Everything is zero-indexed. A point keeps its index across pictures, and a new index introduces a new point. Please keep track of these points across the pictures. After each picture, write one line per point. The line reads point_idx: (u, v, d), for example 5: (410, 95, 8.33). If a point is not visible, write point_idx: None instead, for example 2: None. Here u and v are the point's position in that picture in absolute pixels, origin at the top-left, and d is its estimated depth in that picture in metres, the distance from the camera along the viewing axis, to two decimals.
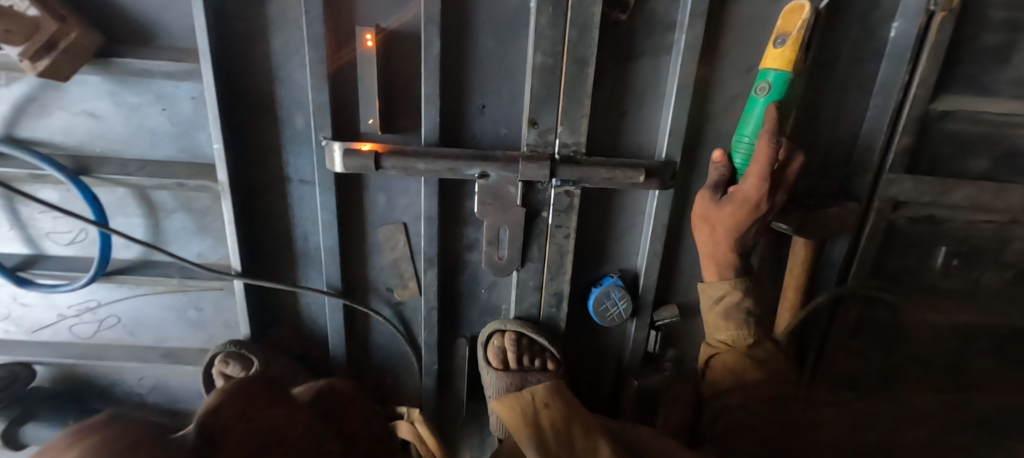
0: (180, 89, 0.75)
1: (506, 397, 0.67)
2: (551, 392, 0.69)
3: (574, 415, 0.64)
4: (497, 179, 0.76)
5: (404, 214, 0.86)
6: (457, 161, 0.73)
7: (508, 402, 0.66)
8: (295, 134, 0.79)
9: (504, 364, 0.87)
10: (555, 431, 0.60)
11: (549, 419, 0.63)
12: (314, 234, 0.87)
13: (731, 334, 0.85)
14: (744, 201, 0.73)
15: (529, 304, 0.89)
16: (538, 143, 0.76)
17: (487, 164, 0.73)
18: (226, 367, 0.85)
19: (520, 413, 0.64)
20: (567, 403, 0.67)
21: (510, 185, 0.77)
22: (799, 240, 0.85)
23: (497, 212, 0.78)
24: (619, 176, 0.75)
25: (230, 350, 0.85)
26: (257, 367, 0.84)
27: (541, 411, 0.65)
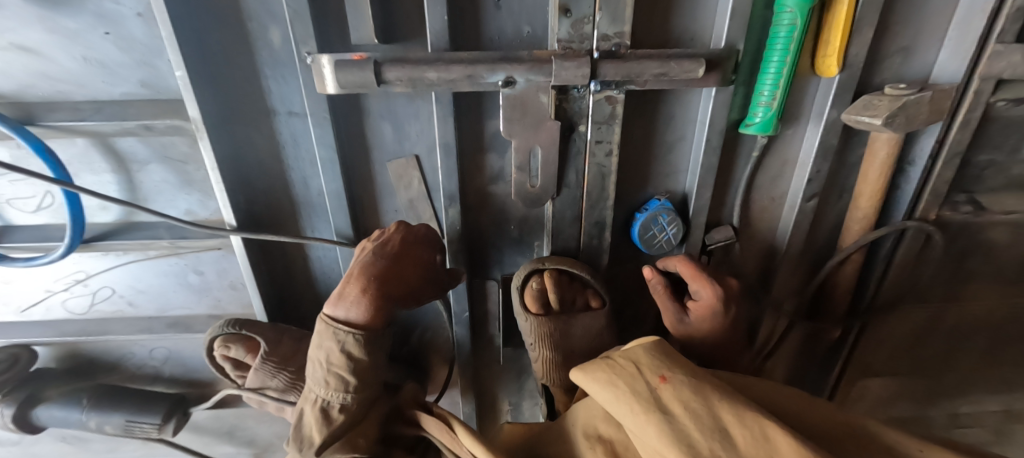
0: (120, 4, 0.60)
1: (601, 374, 0.52)
2: (659, 355, 0.52)
3: (706, 385, 0.48)
4: (525, 87, 0.62)
5: (416, 145, 0.73)
6: (477, 66, 0.59)
7: (609, 381, 0.51)
8: (274, 55, 0.65)
9: (544, 309, 0.78)
10: (693, 414, 0.45)
11: (673, 396, 0.47)
12: (314, 178, 0.75)
13: (704, 318, 0.77)
14: (707, 309, 0.76)
15: (567, 238, 0.79)
16: (571, 39, 0.62)
17: (513, 66, 0.59)
18: (232, 350, 0.79)
19: (633, 395, 0.48)
20: (687, 368, 0.50)
21: (542, 92, 0.62)
22: (882, 137, 0.72)
23: (527, 130, 0.65)
24: (675, 70, 0.61)
25: (229, 331, 0.75)
26: (265, 348, 0.75)
27: (658, 391, 0.48)
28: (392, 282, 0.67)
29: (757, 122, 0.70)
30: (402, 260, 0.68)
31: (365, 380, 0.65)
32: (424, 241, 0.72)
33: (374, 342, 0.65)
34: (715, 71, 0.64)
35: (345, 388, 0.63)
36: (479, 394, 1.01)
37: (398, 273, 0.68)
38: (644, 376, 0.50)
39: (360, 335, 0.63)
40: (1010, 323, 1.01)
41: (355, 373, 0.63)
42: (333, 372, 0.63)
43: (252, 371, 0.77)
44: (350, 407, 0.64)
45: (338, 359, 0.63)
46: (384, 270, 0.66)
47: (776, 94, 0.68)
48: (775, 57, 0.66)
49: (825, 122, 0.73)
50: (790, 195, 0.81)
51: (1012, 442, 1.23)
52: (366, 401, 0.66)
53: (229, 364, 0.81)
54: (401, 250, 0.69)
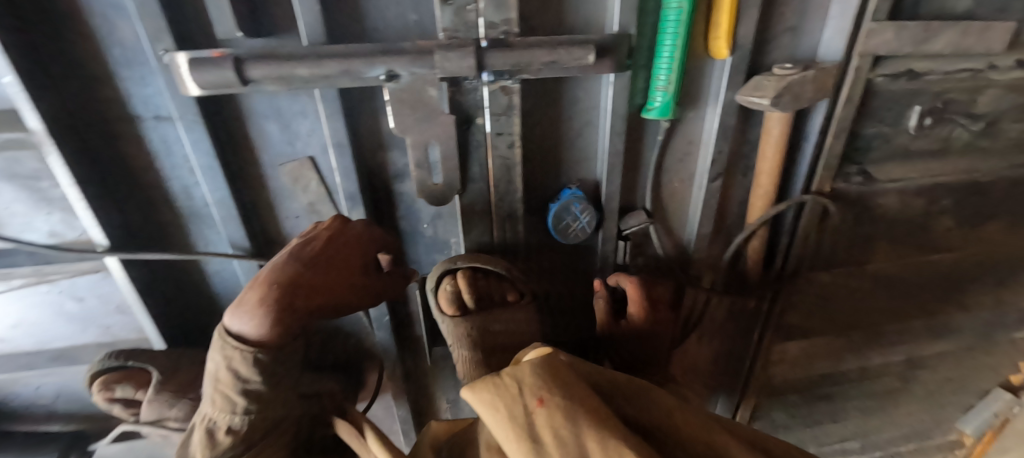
0: None
1: (484, 394, 0.49)
2: (544, 374, 0.49)
3: (581, 409, 0.46)
4: (411, 80, 0.58)
5: (309, 146, 0.69)
6: (353, 61, 0.55)
7: (490, 402, 0.48)
8: (127, 54, 0.58)
9: (459, 309, 0.77)
10: (561, 443, 0.43)
11: (547, 422, 0.45)
12: (198, 187, 0.69)
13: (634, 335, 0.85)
14: (639, 327, 0.84)
15: (480, 232, 0.77)
16: (457, 27, 0.59)
17: (393, 59, 0.56)
18: (119, 388, 0.72)
19: (510, 421, 0.46)
20: (568, 388, 0.48)
21: (430, 86, 0.59)
22: (774, 116, 0.74)
23: (421, 125, 0.62)
24: (565, 57, 0.60)
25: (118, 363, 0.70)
26: (158, 377, 0.70)
27: (533, 416, 0.46)
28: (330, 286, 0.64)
29: (656, 106, 0.70)
30: (347, 265, 0.66)
31: (261, 404, 0.59)
32: (359, 244, 0.67)
33: (271, 365, 0.59)
34: (608, 56, 0.64)
35: (239, 408, 0.58)
36: (414, 395, 0.99)
37: (337, 278, 0.65)
38: (522, 398, 0.47)
39: (262, 354, 0.58)
40: (905, 280, 1.10)
41: (251, 395, 0.58)
42: (223, 389, 0.58)
43: (145, 406, 0.70)
44: (240, 431, 0.59)
45: (230, 378, 0.57)
46: (307, 275, 0.62)
47: (671, 78, 0.68)
48: (667, 41, 0.66)
49: (722, 103, 0.74)
50: (698, 176, 0.83)
51: (916, 386, 1.35)
52: (268, 422, 0.62)
53: (117, 405, 0.74)
54: (348, 253, 0.66)
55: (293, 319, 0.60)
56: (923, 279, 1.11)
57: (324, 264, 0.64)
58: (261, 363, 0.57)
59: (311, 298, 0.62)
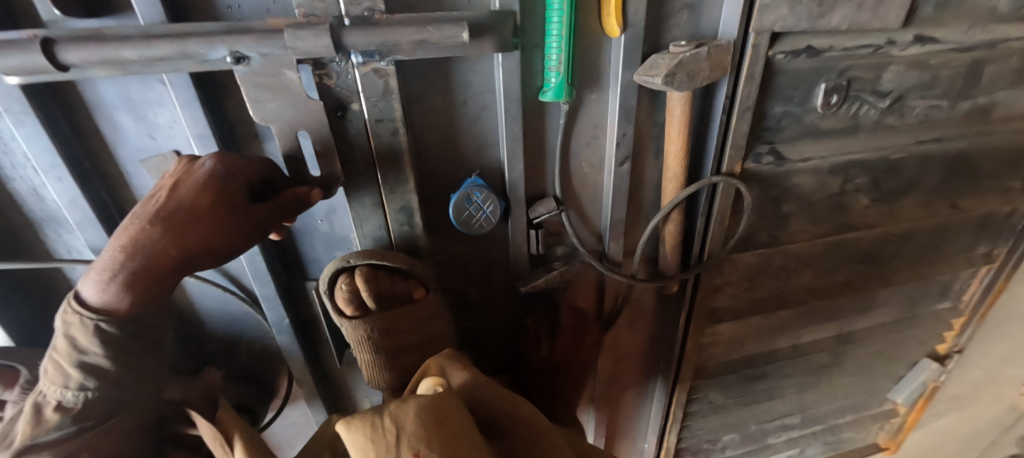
0: None
1: (358, 438, 0.43)
2: (426, 421, 0.44)
3: None
4: (263, 64, 0.54)
5: (172, 139, 0.63)
6: (188, 42, 0.50)
7: (362, 450, 0.42)
8: None
9: (361, 310, 0.71)
10: None
11: None
12: (47, 188, 0.62)
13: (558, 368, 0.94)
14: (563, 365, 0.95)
15: (376, 226, 0.73)
16: (315, 5, 0.55)
17: (235, 38, 0.51)
18: None
19: None
20: (447, 445, 0.43)
21: (287, 68, 0.55)
22: (675, 95, 0.72)
23: (286, 113, 0.58)
24: (436, 35, 0.56)
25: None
26: (28, 375, 0.65)
27: None
28: (189, 230, 0.52)
29: (552, 87, 0.67)
30: (203, 202, 0.53)
31: (103, 378, 0.53)
32: (222, 185, 0.54)
33: (118, 336, 0.53)
34: (487, 35, 0.61)
35: (73, 382, 0.51)
36: (330, 398, 0.95)
37: (191, 223, 0.52)
38: (396, 452, 0.42)
39: (104, 323, 0.51)
40: (827, 259, 1.11)
41: (89, 366, 0.51)
42: (60, 359, 0.52)
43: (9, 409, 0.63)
44: (73, 407, 0.52)
45: (68, 344, 0.51)
46: (148, 227, 0.51)
47: (563, 57, 0.65)
48: (553, 18, 0.63)
49: (621, 83, 0.72)
50: (607, 160, 0.80)
51: (848, 362, 1.38)
52: (113, 403, 0.54)
53: None
54: (201, 189, 0.53)
55: (138, 283, 0.51)
56: (846, 255, 1.12)
57: (174, 213, 0.52)
58: (104, 332, 0.51)
59: (166, 248, 0.52)
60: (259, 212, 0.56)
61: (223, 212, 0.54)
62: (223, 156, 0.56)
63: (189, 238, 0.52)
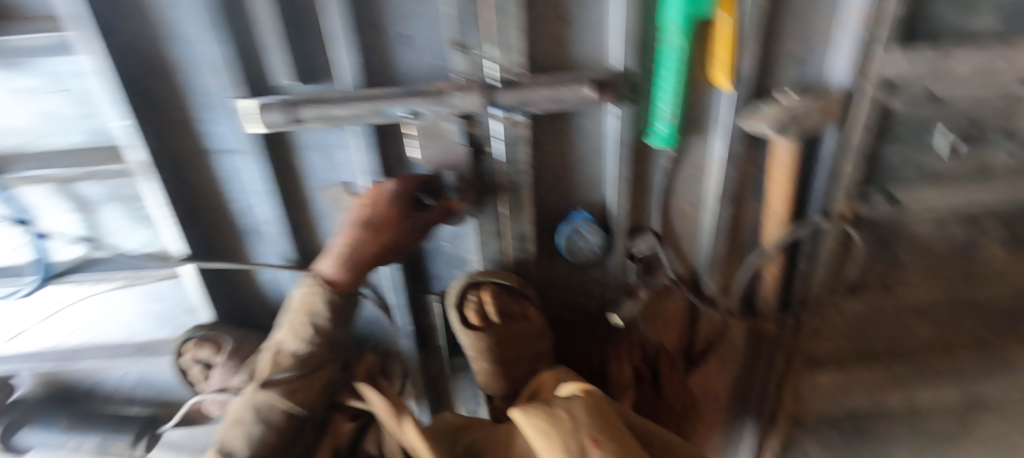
0: (61, 66, 0.66)
1: (540, 420, 0.53)
2: (595, 414, 0.55)
3: None
4: (430, 117, 0.67)
5: (346, 172, 0.79)
6: (378, 101, 0.65)
7: (544, 428, 0.53)
8: (200, 101, 0.70)
9: (484, 322, 0.82)
10: None
11: None
12: (256, 208, 0.80)
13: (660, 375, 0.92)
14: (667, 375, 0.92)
15: (496, 250, 0.85)
16: (470, 71, 0.67)
17: (413, 99, 0.64)
18: (199, 351, 0.83)
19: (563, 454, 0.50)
20: (616, 436, 0.54)
21: (445, 121, 0.68)
22: (783, 143, 0.74)
23: (438, 156, 0.72)
24: (566, 93, 0.66)
25: (200, 334, 0.84)
26: (231, 346, 0.83)
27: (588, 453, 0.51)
28: (384, 236, 0.69)
29: (660, 134, 0.75)
30: (392, 217, 0.68)
31: (324, 337, 0.71)
32: (400, 201, 0.68)
33: (341, 303, 0.71)
34: (609, 91, 0.68)
35: (307, 336, 0.70)
36: (437, 399, 1.07)
37: (384, 230, 0.68)
38: (577, 435, 0.52)
39: (333, 293, 0.70)
40: (950, 311, 1.03)
41: (318, 326, 0.70)
42: (300, 317, 0.70)
43: (217, 371, 0.82)
44: (299, 356, 0.70)
45: (310, 305, 0.69)
46: (355, 234, 0.68)
47: (673, 108, 0.72)
48: (667, 76, 0.70)
49: (729, 131, 0.75)
50: (709, 200, 0.84)
51: (981, 432, 1.22)
52: (321, 358, 0.72)
53: (197, 368, 0.84)
54: (389, 206, 0.68)
55: (358, 270, 0.70)
56: (973, 309, 1.03)
57: (371, 223, 0.67)
58: (333, 300, 0.70)
59: (372, 248, 0.69)
60: (428, 215, 0.71)
61: (406, 222, 0.69)
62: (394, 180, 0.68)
63: (387, 242, 0.69)
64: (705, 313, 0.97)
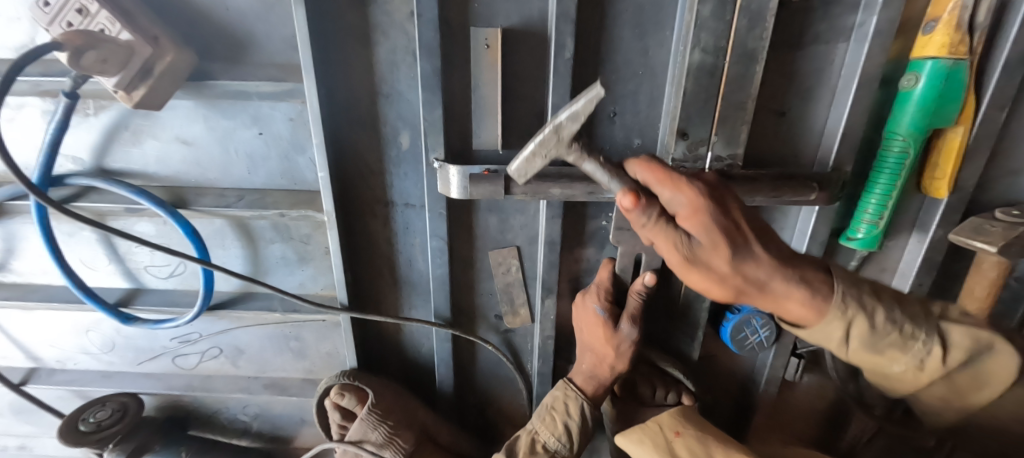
0: (277, 110, 0.67)
1: (632, 433, 0.57)
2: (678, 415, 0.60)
3: (713, 441, 0.54)
4: None
5: (518, 237, 0.76)
6: (598, 184, 0.63)
7: (634, 434, 0.57)
8: (400, 154, 0.71)
9: (630, 393, 0.79)
10: None
11: (686, 448, 0.54)
12: (420, 261, 0.78)
13: (821, 319, 0.50)
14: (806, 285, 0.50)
15: (658, 333, 0.80)
16: (684, 159, 0.65)
17: None
18: (341, 399, 0.79)
19: (654, 447, 0.54)
20: (695, 425, 0.58)
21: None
22: (990, 258, 0.70)
23: (634, 238, 0.69)
24: (788, 193, 0.65)
25: (344, 381, 0.79)
26: (372, 398, 0.78)
27: (673, 443, 0.55)
28: (610, 348, 0.70)
29: (860, 238, 0.71)
30: (604, 331, 0.69)
31: (576, 442, 0.69)
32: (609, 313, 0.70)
33: (591, 410, 0.71)
34: (823, 193, 0.67)
35: (561, 438, 0.68)
36: None
37: (596, 338, 0.70)
38: (662, 431, 0.57)
39: (585, 403, 0.70)
40: None
41: (571, 430, 0.69)
42: (553, 419, 0.70)
43: (356, 423, 0.78)
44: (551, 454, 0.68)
45: (563, 410, 0.70)
46: (583, 349, 0.74)
47: (882, 214, 0.69)
48: (882, 180, 0.67)
49: (930, 238, 0.72)
50: None
51: None
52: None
53: (334, 415, 0.81)
54: (595, 323, 0.71)
55: (600, 378, 0.72)
56: None
57: (590, 335, 0.71)
58: (583, 407, 0.70)
59: (602, 357, 0.71)
60: (637, 308, 0.69)
61: (621, 329, 0.69)
62: (592, 288, 0.72)
63: (619, 350, 0.70)
64: (855, 414, 0.87)
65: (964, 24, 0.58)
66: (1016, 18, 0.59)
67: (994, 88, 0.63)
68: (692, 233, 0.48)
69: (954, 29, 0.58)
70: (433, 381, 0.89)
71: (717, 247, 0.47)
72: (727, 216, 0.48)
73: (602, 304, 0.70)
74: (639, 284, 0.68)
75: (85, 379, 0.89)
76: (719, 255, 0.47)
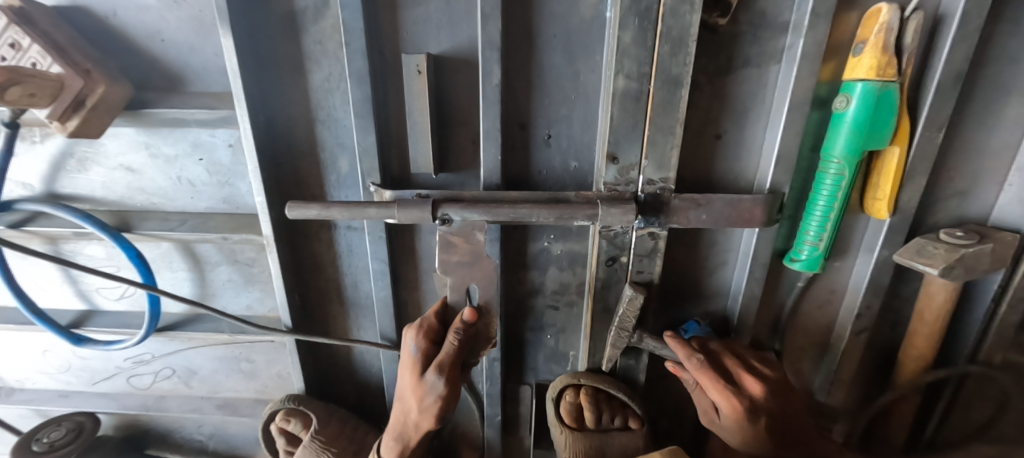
0: (216, 136, 0.68)
1: None
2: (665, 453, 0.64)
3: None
4: (463, 224, 0.64)
5: None
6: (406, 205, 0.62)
7: None
8: (340, 178, 0.71)
9: (578, 423, 0.77)
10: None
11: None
12: (365, 282, 0.78)
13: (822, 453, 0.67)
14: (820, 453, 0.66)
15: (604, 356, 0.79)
16: (616, 182, 0.65)
17: (447, 205, 0.62)
18: (287, 424, 0.80)
19: None
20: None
21: (477, 230, 0.65)
22: (936, 280, 0.69)
23: (463, 268, 0.66)
24: (603, 214, 0.61)
25: (289, 406, 0.80)
26: (317, 424, 0.79)
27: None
28: (416, 399, 0.66)
29: (803, 260, 0.69)
30: (413, 375, 0.65)
31: None
32: (426, 354, 0.66)
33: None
34: (760, 213, 0.65)
35: None
36: None
37: (409, 383, 0.66)
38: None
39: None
40: None
41: None
42: None
43: (301, 449, 0.79)
44: None
45: None
46: (400, 392, 0.69)
47: (824, 236, 0.67)
48: (821, 201, 0.66)
49: (875, 259, 0.71)
50: (838, 325, 0.79)
51: None
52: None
53: (281, 439, 0.82)
54: (410, 365, 0.66)
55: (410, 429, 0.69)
56: None
57: (402, 380, 0.68)
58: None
59: (411, 407, 0.67)
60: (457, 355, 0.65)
61: (427, 378, 0.64)
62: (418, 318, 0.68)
63: (426, 403, 0.65)
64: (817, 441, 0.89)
65: (891, 46, 0.57)
66: (947, 39, 0.58)
67: (931, 108, 0.61)
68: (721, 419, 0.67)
69: (882, 51, 0.57)
70: (385, 402, 0.89)
71: (740, 424, 0.63)
72: (758, 407, 0.63)
73: (417, 346, 0.66)
74: (460, 320, 0.66)
75: (42, 398, 0.91)
76: (742, 435, 0.64)
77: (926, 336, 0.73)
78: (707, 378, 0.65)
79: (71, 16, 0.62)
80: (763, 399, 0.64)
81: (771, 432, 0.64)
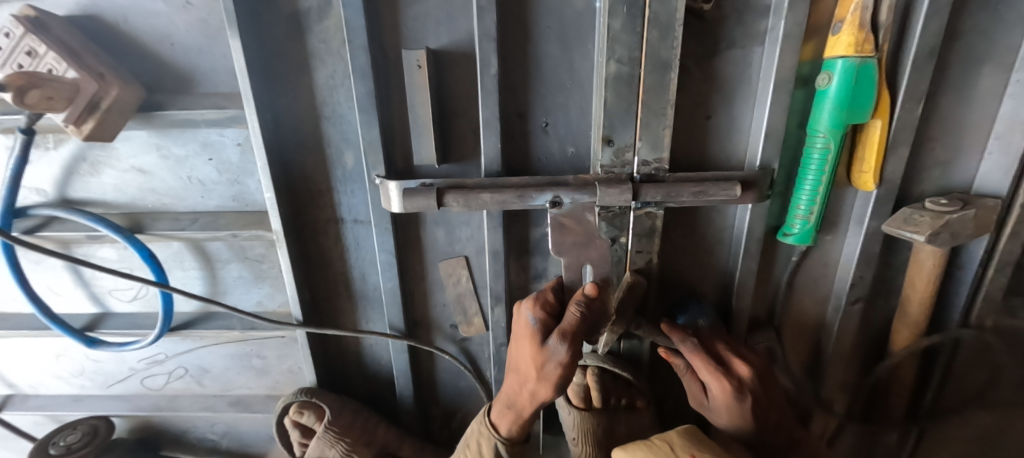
0: (225, 136, 0.71)
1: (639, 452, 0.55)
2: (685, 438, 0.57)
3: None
4: (572, 206, 0.67)
5: (466, 247, 0.78)
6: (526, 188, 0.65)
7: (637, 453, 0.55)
8: (346, 173, 0.74)
9: (586, 403, 0.79)
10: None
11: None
12: (372, 274, 0.81)
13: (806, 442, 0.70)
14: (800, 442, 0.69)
15: None
16: (612, 165, 0.68)
17: (559, 188, 0.65)
18: (301, 416, 0.82)
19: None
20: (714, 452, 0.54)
21: (587, 211, 0.68)
22: (924, 248, 0.71)
23: (577, 249, 0.70)
24: (713, 188, 0.65)
25: (302, 399, 0.81)
26: (330, 415, 0.80)
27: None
28: (535, 368, 0.64)
29: (795, 233, 0.72)
30: (532, 344, 0.65)
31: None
32: (547, 323, 0.66)
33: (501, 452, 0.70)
34: (751, 190, 0.68)
35: None
36: None
37: (524, 351, 0.66)
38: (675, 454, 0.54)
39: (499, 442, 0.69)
40: None
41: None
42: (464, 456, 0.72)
43: (314, 440, 0.81)
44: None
45: (475, 448, 0.70)
46: (514, 364, 0.68)
47: (813, 209, 0.70)
48: (810, 175, 0.69)
49: (865, 231, 0.74)
50: (833, 298, 0.82)
51: None
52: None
53: (295, 432, 0.84)
54: (528, 335, 0.66)
55: (521, 402, 0.67)
56: None
57: (518, 350, 0.67)
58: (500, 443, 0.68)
59: (525, 378, 0.66)
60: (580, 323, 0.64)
61: (549, 345, 0.63)
62: (539, 291, 0.69)
63: (543, 371, 0.64)
64: (818, 413, 0.92)
65: (867, 23, 0.60)
66: (919, 15, 0.61)
67: (909, 82, 0.64)
68: (708, 402, 0.69)
69: (859, 28, 0.60)
70: (395, 393, 0.91)
71: (728, 404, 0.66)
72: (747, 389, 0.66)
73: (536, 315, 0.66)
74: (582, 294, 0.67)
75: (57, 403, 0.92)
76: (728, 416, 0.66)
77: (918, 304, 0.75)
78: (701, 358, 0.67)
79: (84, 24, 0.64)
80: (750, 380, 0.66)
81: (755, 415, 0.66)
